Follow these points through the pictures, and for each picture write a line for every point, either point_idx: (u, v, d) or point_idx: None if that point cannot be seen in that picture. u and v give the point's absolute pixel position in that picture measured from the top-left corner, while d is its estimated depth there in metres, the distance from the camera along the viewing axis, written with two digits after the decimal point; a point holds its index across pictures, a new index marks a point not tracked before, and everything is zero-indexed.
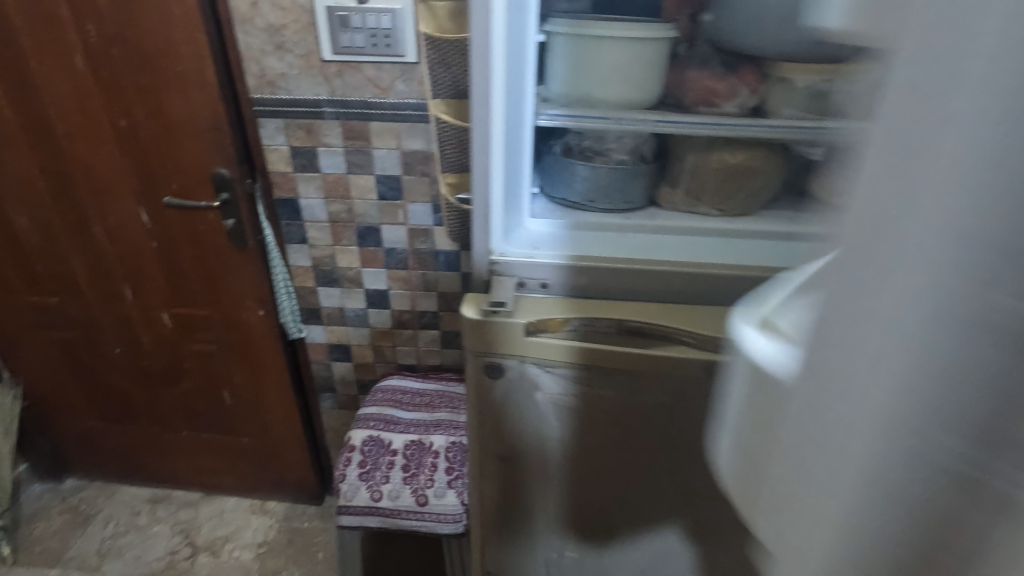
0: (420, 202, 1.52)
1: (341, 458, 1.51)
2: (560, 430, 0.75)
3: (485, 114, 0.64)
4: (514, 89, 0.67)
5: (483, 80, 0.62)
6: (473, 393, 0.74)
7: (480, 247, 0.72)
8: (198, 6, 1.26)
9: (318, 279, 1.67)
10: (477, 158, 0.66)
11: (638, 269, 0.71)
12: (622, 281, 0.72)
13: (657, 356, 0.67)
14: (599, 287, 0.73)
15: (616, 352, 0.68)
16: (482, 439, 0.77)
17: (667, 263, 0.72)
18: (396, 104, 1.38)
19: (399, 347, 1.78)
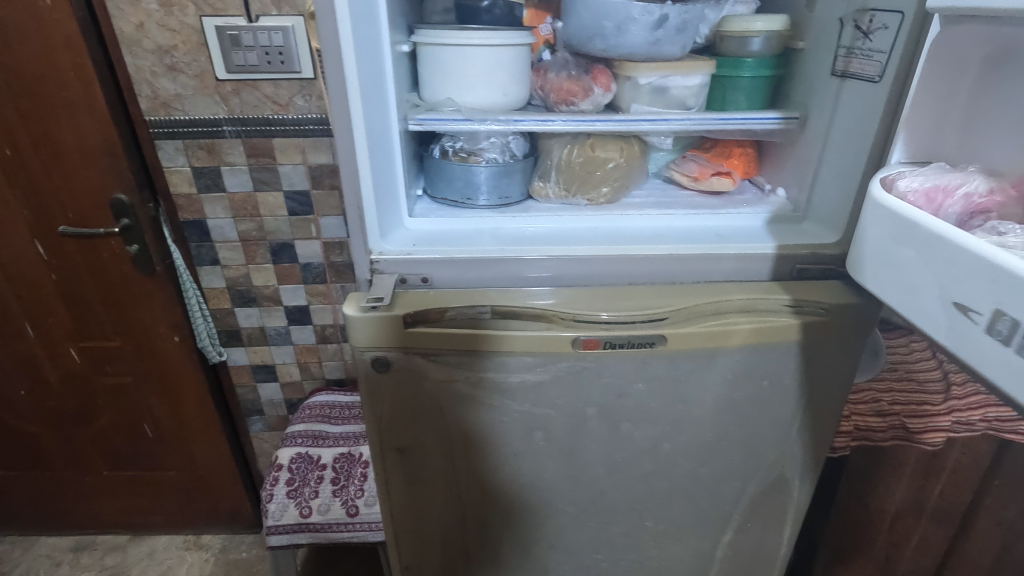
0: (332, 216, 1.53)
1: (268, 478, 1.49)
2: (452, 415, 0.78)
3: (345, 119, 0.67)
4: (374, 93, 0.70)
5: (340, 87, 0.65)
6: (364, 388, 0.77)
7: (357, 246, 0.75)
8: (79, 29, 1.24)
9: (234, 300, 1.65)
10: (344, 160, 0.69)
11: (509, 256, 0.76)
12: (496, 269, 0.76)
13: (531, 337, 0.71)
14: (477, 276, 0.77)
15: (493, 336, 0.71)
16: (381, 433, 0.80)
17: (535, 250, 0.77)
18: (297, 119, 1.40)
19: (325, 362, 1.77)
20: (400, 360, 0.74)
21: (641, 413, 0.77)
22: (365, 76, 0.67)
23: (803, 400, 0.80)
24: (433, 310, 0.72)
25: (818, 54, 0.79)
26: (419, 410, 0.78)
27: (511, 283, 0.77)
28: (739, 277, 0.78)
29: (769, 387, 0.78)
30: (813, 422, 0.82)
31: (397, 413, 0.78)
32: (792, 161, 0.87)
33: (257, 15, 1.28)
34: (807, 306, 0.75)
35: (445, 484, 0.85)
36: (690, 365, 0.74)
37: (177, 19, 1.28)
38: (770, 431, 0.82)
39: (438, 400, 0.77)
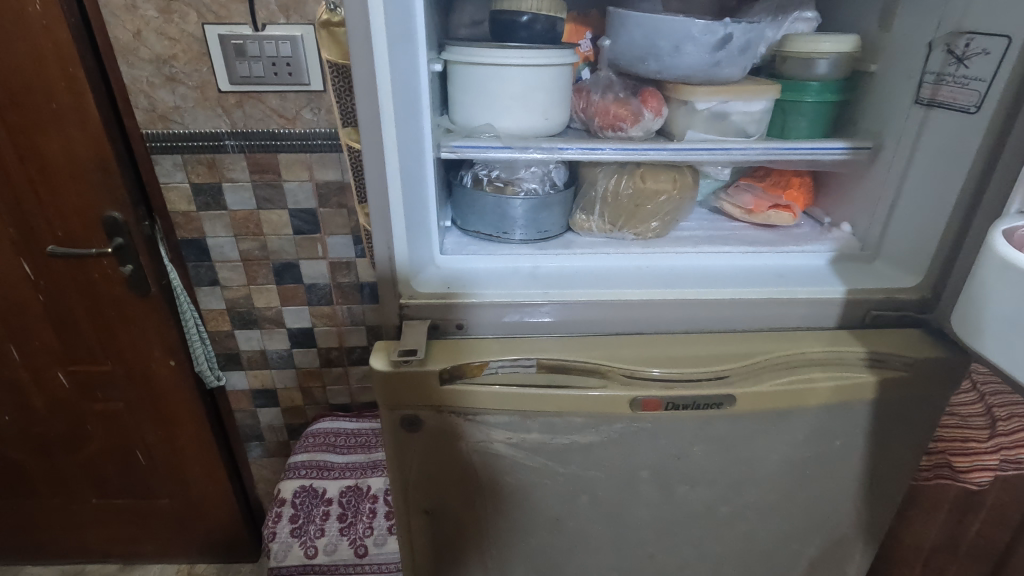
0: (339, 235, 1.45)
1: (270, 515, 1.41)
2: (490, 479, 0.70)
3: (378, 153, 0.59)
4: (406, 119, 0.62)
5: (374, 117, 0.57)
6: (392, 447, 0.69)
7: (386, 288, 0.67)
8: (71, 36, 1.14)
9: (234, 322, 1.56)
10: (375, 197, 0.62)
11: (492, 300, 0.68)
12: (536, 314, 0.68)
13: (581, 397, 0.63)
14: (518, 324, 0.68)
15: (539, 396, 0.63)
16: (408, 496, 0.72)
17: (538, 294, 0.69)
18: (304, 134, 1.31)
19: (329, 387, 1.69)
20: (433, 418, 0.66)
21: (699, 475, 0.69)
22: (401, 101, 0.59)
23: (872, 460, 0.73)
24: (470, 364, 0.64)
25: (894, 78, 0.74)
26: (452, 473, 0.70)
27: (515, 331, 0.69)
28: (805, 325, 0.71)
29: (840, 447, 0.70)
30: (881, 482, 0.75)
31: (428, 475, 0.70)
32: (856, 196, 0.82)
33: (264, 23, 1.20)
34: (886, 358, 0.67)
35: (476, 549, 0.76)
36: (760, 425, 0.66)
37: (177, 27, 1.19)
38: (835, 492, 0.74)
39: (474, 463, 0.69)
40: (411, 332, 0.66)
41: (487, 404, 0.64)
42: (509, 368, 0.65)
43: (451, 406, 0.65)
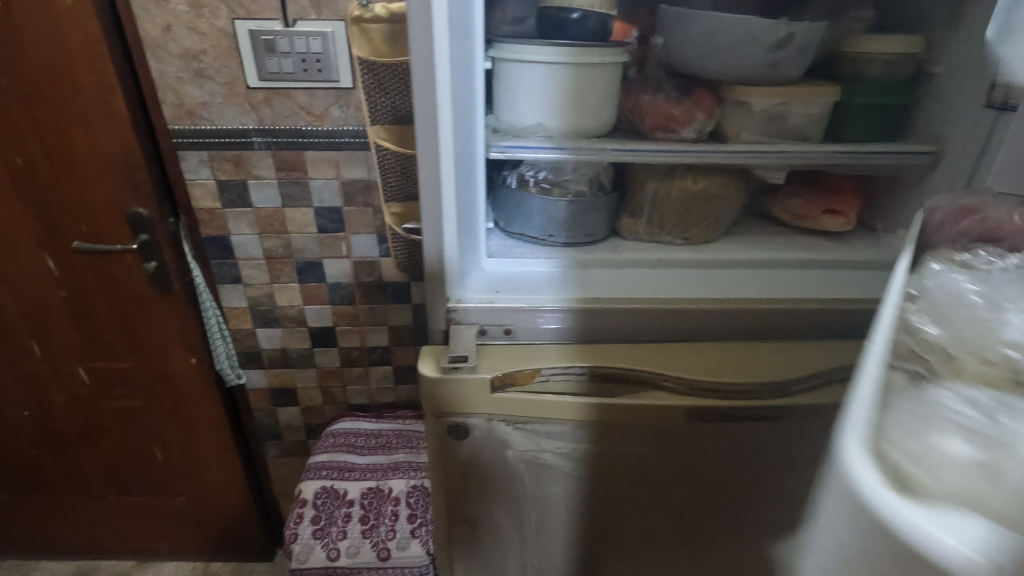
0: (364, 234, 1.43)
1: (291, 515, 1.40)
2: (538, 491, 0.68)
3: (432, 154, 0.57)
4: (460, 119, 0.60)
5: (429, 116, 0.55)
6: (438, 456, 0.67)
7: (434, 292, 0.65)
8: (100, 30, 1.13)
9: (256, 320, 1.55)
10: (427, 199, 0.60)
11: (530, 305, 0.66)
12: (588, 320, 0.66)
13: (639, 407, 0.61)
14: (568, 328, 0.66)
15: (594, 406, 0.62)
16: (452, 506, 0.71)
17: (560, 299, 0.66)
18: (332, 131, 1.30)
19: (349, 387, 1.67)
20: (480, 426, 0.64)
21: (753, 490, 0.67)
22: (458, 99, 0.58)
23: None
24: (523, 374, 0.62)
25: (962, 83, 0.72)
26: (499, 485, 0.68)
27: (544, 337, 0.67)
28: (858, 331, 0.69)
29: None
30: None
31: (473, 484, 0.68)
32: (911, 204, 0.81)
33: (294, 18, 1.18)
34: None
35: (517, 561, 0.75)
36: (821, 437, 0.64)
37: (207, 21, 1.17)
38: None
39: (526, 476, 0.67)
40: (457, 336, 0.64)
41: (537, 414, 0.62)
42: (559, 376, 0.63)
43: (498, 415, 0.63)
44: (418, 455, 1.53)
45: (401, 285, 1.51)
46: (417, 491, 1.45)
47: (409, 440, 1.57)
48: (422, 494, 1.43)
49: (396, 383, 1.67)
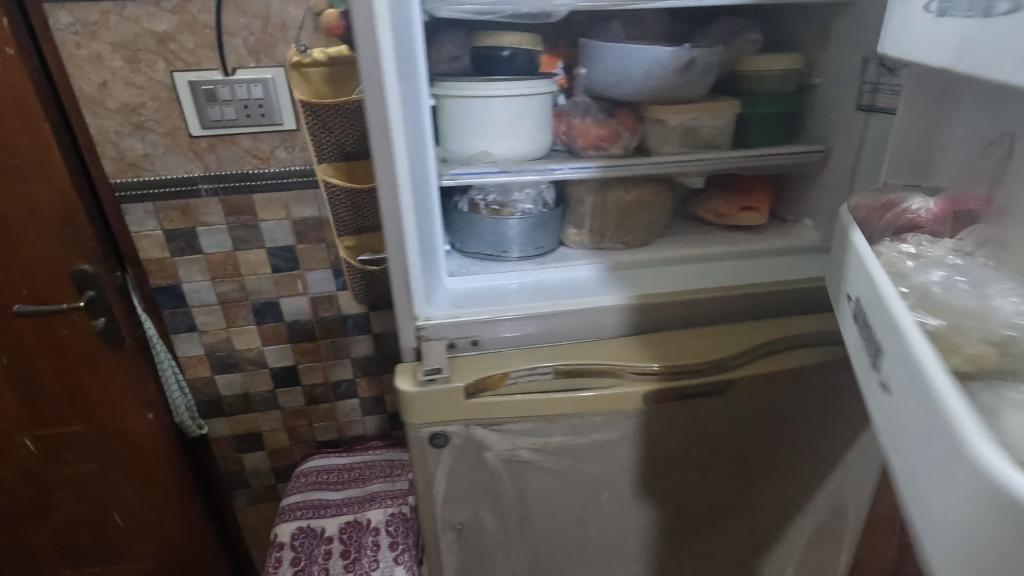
0: (319, 269, 1.46)
1: (270, 561, 1.38)
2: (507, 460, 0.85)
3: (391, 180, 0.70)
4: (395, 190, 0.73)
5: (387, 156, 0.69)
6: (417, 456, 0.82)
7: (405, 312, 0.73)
8: (35, 92, 1.12)
9: (214, 367, 1.53)
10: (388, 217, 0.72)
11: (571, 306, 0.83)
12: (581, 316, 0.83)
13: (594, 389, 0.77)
14: (585, 326, 0.83)
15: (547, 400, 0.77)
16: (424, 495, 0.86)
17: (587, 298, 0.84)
18: (279, 173, 1.33)
19: (316, 424, 1.67)
20: (458, 431, 0.77)
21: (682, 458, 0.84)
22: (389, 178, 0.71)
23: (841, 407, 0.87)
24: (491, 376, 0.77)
25: (837, 86, 0.90)
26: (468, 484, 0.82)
27: (587, 333, 0.84)
28: (795, 303, 0.89)
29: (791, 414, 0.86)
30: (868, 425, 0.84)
31: (465, 471, 0.81)
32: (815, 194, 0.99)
33: (233, 68, 1.21)
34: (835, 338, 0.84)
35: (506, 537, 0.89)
36: (735, 402, 0.81)
37: (145, 75, 1.19)
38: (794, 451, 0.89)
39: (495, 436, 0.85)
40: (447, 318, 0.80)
41: (502, 412, 0.76)
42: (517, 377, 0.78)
43: (468, 420, 0.76)
44: (392, 482, 1.55)
45: (361, 316, 1.54)
46: (396, 518, 1.45)
47: (382, 470, 1.58)
48: (401, 521, 1.44)
49: (364, 414, 1.69)
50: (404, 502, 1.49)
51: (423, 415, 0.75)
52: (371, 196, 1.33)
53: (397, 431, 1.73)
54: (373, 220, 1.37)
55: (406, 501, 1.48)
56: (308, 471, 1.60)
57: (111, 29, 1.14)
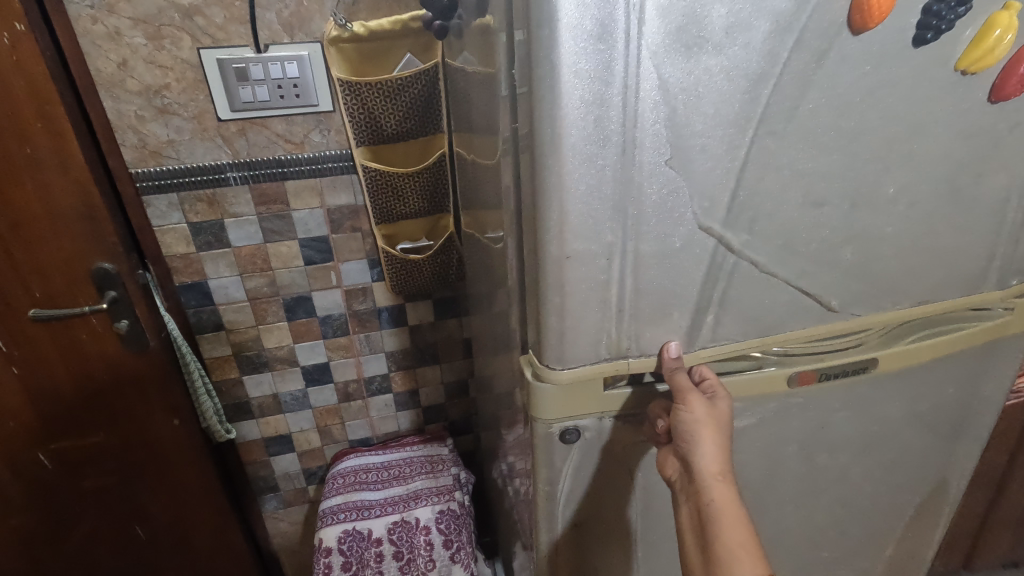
0: (354, 260, 1.38)
1: (319, 567, 1.32)
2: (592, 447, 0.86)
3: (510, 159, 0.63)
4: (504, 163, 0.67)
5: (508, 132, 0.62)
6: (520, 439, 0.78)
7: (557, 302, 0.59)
8: (48, 73, 1.02)
9: (242, 367, 1.45)
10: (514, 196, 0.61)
11: None
12: None
13: (727, 344, 0.66)
14: None
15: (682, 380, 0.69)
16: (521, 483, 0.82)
17: None
18: (313, 158, 1.24)
19: (348, 423, 1.60)
20: (590, 425, 0.69)
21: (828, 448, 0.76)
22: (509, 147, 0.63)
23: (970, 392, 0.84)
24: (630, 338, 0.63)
25: None
26: (587, 489, 0.75)
27: None
28: None
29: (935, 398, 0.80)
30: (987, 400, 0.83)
31: (597, 470, 0.73)
32: None
33: (266, 44, 1.12)
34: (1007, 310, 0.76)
35: (621, 548, 0.81)
36: (887, 386, 0.75)
37: (169, 53, 1.09)
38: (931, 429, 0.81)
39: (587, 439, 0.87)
40: None
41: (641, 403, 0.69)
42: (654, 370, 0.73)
43: (603, 413, 0.69)
44: (435, 478, 1.49)
45: (396, 308, 1.47)
46: (446, 515, 1.40)
47: (423, 466, 1.52)
48: (451, 517, 1.40)
49: (398, 409, 1.62)
50: (451, 498, 1.44)
51: (557, 409, 0.66)
52: (412, 180, 1.25)
53: (432, 426, 1.67)
54: (415, 206, 1.29)
55: (453, 497, 1.44)
56: (348, 470, 1.53)
57: (132, 2, 1.04)
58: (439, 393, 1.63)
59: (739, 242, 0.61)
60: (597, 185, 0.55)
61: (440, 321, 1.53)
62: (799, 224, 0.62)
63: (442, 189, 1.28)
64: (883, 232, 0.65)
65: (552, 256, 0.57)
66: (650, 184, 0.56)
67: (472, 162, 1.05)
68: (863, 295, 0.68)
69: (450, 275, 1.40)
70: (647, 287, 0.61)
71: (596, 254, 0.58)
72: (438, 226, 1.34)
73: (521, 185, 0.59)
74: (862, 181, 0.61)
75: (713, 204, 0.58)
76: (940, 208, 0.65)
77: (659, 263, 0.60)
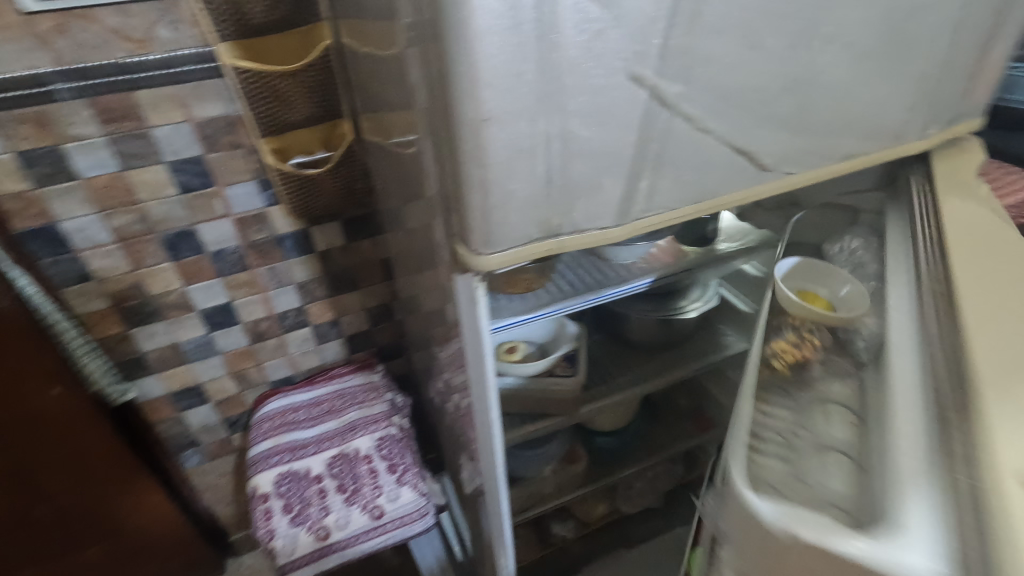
0: (240, 183, 1.20)
1: (258, 514, 1.25)
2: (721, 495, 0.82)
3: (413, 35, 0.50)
4: (408, 51, 0.54)
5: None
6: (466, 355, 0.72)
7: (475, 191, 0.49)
8: None
9: (128, 320, 1.27)
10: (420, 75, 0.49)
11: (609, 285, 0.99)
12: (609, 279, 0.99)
13: (661, 211, 0.59)
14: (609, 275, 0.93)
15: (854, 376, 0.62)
16: (473, 399, 0.78)
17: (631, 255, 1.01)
18: (165, 60, 1.02)
19: (266, 364, 1.48)
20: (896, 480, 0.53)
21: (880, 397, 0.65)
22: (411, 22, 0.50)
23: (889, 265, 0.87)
24: (548, 213, 0.53)
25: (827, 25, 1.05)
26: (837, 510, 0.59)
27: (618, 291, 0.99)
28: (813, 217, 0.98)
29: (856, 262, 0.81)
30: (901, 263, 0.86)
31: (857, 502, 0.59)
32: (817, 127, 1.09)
33: None
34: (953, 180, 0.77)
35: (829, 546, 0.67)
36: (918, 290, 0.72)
37: None
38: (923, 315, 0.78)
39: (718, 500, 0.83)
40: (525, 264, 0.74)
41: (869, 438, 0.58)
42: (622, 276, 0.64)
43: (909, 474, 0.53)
44: (369, 407, 1.43)
45: (300, 234, 1.32)
46: (387, 441, 1.37)
47: (356, 396, 1.45)
48: (392, 441, 1.37)
49: (320, 343, 1.51)
50: (390, 424, 1.40)
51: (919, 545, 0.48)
52: (292, 81, 1.08)
53: (360, 354, 1.59)
54: (303, 111, 1.12)
55: (392, 423, 1.40)
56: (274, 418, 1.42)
57: None
58: (363, 321, 1.53)
59: (674, 96, 0.52)
60: (511, 27, 0.43)
61: (352, 243, 1.40)
62: (740, 72, 0.53)
63: (333, 89, 1.12)
64: (819, 80, 0.58)
65: (465, 117, 0.46)
66: (574, 26, 0.45)
67: (363, 51, 0.90)
68: (794, 151, 0.62)
69: (357, 188, 1.26)
70: (573, 160, 0.51)
71: (515, 118, 0.47)
72: (334, 134, 1.18)
73: (427, 52, 0.47)
74: (803, 23, 0.54)
75: (647, 53, 0.48)
76: (874, 57, 0.60)
77: (587, 131, 0.50)
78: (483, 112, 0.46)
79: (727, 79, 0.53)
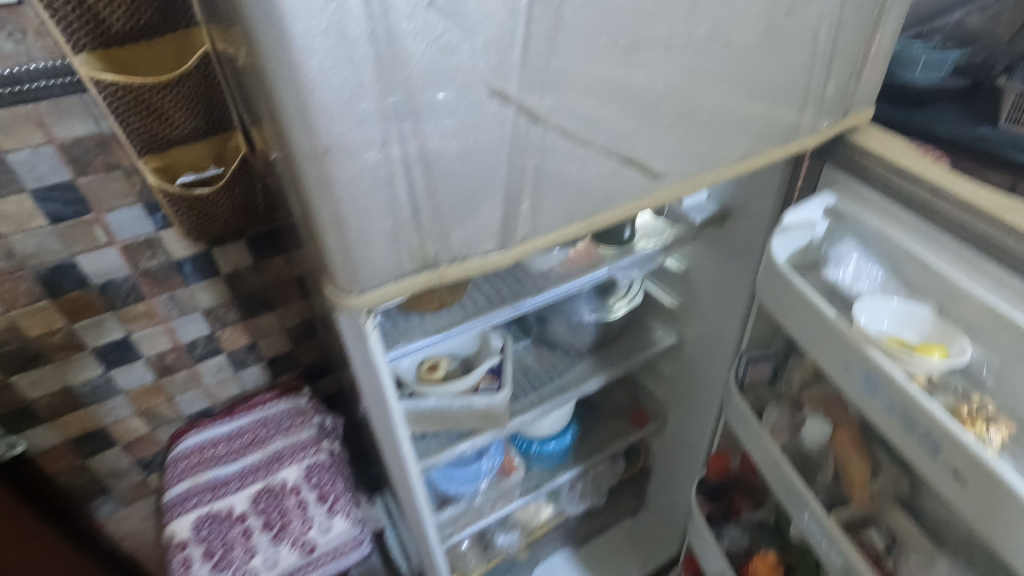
0: (123, 207, 1.09)
1: (176, 564, 1.16)
2: (893, 560, 0.73)
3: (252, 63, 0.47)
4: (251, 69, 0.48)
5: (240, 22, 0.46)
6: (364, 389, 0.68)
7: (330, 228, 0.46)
8: None
9: (6, 366, 1.13)
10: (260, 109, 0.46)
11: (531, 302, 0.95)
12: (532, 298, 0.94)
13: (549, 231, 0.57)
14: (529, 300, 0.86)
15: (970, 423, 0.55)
16: (381, 435, 0.73)
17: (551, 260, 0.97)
18: (12, 75, 0.90)
19: (179, 397, 1.37)
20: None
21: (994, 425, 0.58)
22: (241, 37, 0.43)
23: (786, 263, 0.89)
24: (421, 238, 0.50)
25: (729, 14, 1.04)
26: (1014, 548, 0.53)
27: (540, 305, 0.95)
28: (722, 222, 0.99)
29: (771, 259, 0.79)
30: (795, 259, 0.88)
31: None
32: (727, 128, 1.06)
33: None
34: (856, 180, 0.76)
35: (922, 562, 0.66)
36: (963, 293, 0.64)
37: None
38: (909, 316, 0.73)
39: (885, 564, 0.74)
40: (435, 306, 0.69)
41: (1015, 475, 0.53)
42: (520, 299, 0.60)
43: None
44: (296, 434, 1.35)
45: (200, 256, 1.22)
46: (315, 469, 1.29)
47: (280, 423, 1.36)
48: (322, 469, 1.30)
49: (237, 370, 1.42)
50: (319, 450, 1.33)
51: None
52: (171, 93, 0.96)
53: (284, 376, 1.50)
54: (185, 127, 1.02)
55: (321, 449, 1.33)
56: (193, 453, 1.32)
57: None
58: (284, 341, 1.44)
59: (543, 107, 0.49)
60: (340, 53, 0.39)
61: (262, 261, 1.31)
62: (614, 81, 0.51)
63: (217, 102, 1.02)
64: (699, 80, 0.56)
65: (300, 148, 0.43)
66: (414, 44, 0.41)
67: None
68: (688, 155, 0.61)
69: (258, 205, 1.17)
70: (435, 181, 0.48)
71: (365, 145, 0.44)
72: (225, 149, 1.08)
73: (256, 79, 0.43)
74: (679, 23, 0.52)
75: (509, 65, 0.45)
76: (761, 52, 0.59)
77: (448, 148, 0.47)
78: (322, 145, 0.42)
79: (606, 86, 0.51)
